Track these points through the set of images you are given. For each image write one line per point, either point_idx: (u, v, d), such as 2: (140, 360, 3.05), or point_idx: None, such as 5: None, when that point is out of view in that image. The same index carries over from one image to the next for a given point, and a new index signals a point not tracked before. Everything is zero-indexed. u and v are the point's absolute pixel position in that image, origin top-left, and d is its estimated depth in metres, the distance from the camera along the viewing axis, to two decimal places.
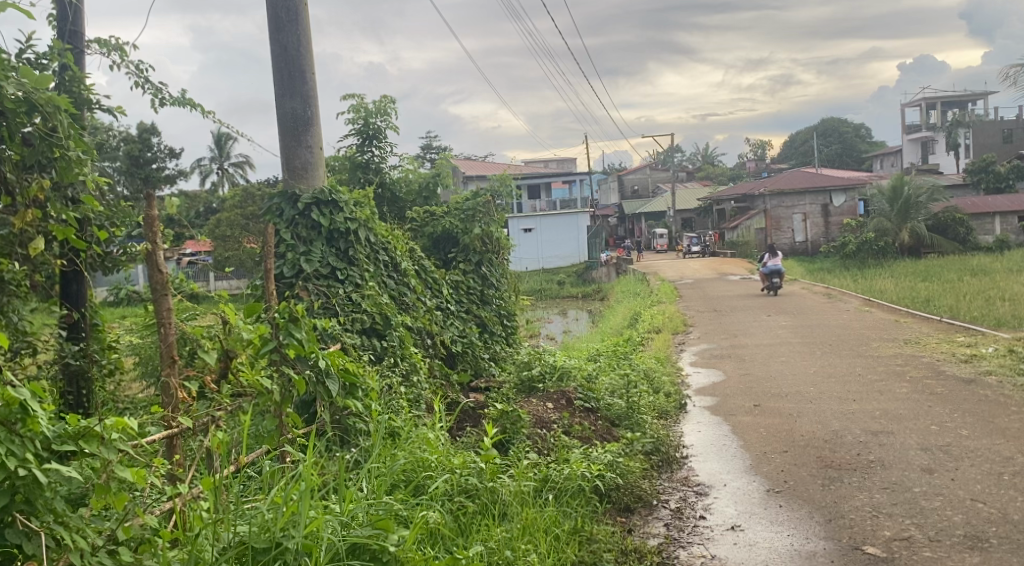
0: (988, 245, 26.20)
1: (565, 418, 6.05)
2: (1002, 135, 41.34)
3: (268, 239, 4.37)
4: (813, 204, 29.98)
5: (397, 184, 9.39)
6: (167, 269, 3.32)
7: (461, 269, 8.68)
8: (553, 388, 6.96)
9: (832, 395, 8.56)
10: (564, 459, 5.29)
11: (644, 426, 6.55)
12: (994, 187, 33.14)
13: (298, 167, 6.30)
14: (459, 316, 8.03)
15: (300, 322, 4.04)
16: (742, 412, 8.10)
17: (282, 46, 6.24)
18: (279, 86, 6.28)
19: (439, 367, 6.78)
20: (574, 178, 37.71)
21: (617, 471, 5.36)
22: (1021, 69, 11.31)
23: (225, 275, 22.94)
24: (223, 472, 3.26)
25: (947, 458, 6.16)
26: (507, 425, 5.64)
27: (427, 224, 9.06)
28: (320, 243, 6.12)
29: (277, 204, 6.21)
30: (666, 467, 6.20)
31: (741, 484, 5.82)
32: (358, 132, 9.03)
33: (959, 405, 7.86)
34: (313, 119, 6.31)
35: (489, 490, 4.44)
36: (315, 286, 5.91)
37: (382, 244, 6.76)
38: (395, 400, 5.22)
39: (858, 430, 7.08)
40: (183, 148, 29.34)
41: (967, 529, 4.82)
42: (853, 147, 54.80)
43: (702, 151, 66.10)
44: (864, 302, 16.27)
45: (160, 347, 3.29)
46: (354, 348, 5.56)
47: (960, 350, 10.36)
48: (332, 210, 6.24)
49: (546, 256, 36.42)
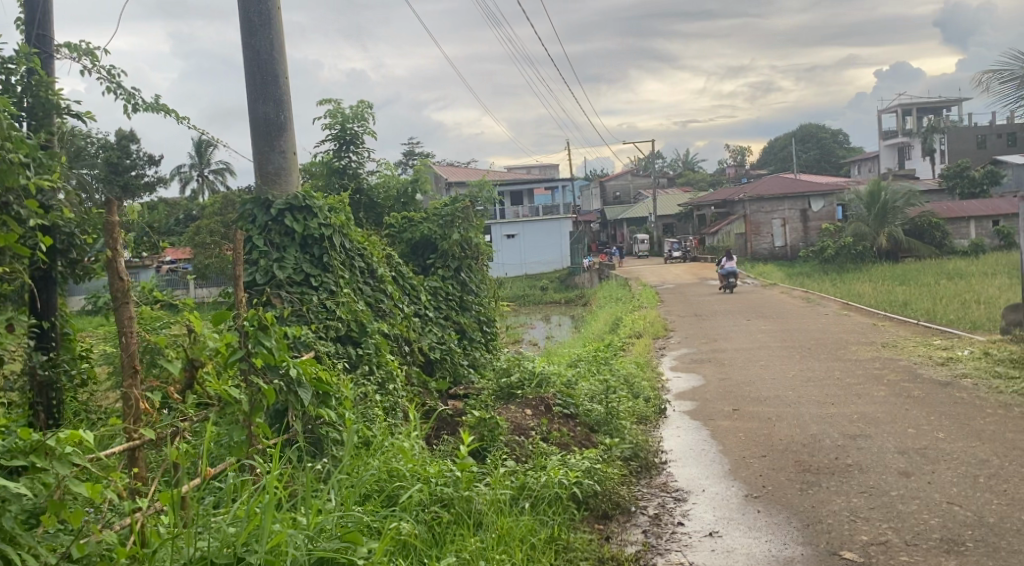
0: (964, 248, 26.49)
1: (543, 424, 6.01)
2: (976, 141, 41.93)
3: (239, 246, 4.29)
4: (791, 210, 30.22)
5: (375, 190, 9.34)
6: (129, 276, 3.25)
7: (440, 275, 8.63)
8: (532, 394, 6.88)
9: (810, 398, 8.58)
10: (541, 467, 5.24)
11: (624, 432, 6.53)
12: (969, 192, 33.55)
13: (272, 173, 6.22)
14: (437, 323, 7.96)
15: (270, 329, 3.98)
16: (721, 416, 8.09)
17: (254, 50, 6.18)
18: (252, 90, 6.21)
19: (416, 375, 6.72)
20: (556, 184, 37.71)
21: (595, 477, 5.30)
22: (993, 76, 11.40)
23: (205, 283, 22.78)
24: (185, 486, 3.19)
25: (924, 461, 6.17)
26: (484, 432, 5.58)
27: (406, 229, 9.01)
28: (293, 249, 6.05)
29: (250, 210, 6.14)
30: (645, 473, 6.18)
31: (720, 489, 5.80)
32: (335, 137, 8.98)
33: (936, 408, 7.89)
34: (286, 124, 6.24)
35: (465, 499, 4.39)
36: (287, 293, 5.85)
37: (357, 250, 6.69)
38: (369, 410, 5.17)
39: (836, 434, 7.09)
40: (162, 155, 29.18)
41: (943, 532, 4.82)
42: (831, 153, 55.28)
43: (683, 157, 66.43)
44: (843, 306, 16.37)
45: (121, 356, 3.21)
46: (328, 356, 5.50)
47: (937, 353, 10.42)
48: (306, 216, 6.16)
49: (528, 262, 36.49)
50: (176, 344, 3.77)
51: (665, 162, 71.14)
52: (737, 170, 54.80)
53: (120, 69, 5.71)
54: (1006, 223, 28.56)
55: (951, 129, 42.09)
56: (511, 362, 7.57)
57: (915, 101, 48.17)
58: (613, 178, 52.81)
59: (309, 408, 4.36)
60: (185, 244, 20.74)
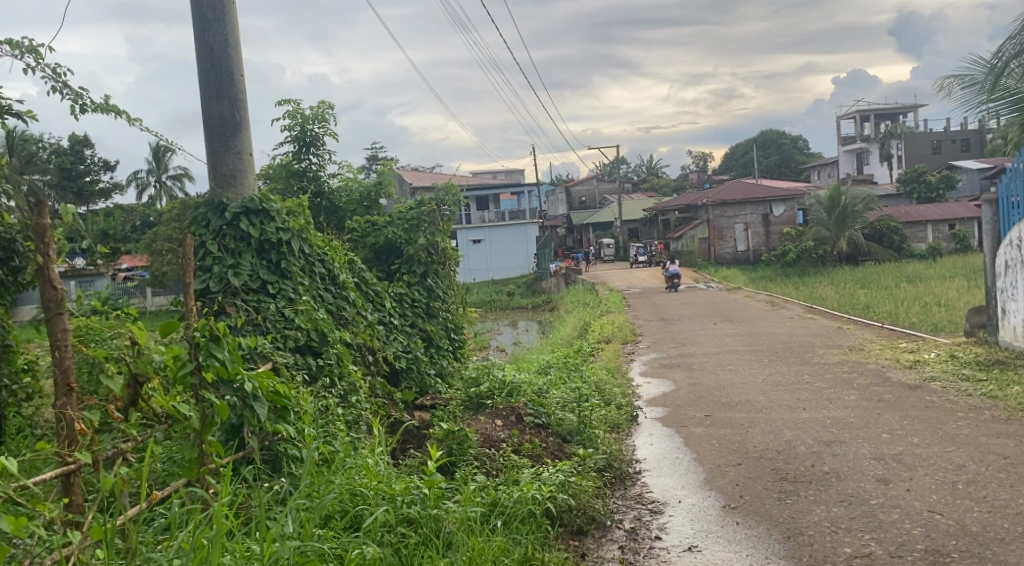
0: (922, 252, 26.84)
1: (515, 436, 5.80)
2: (931, 147, 42.66)
3: (188, 249, 4.04)
4: (753, 214, 30.38)
5: (337, 193, 9.06)
6: (62, 284, 2.99)
7: (405, 281, 8.37)
8: (501, 404, 6.65)
9: (781, 403, 8.46)
10: (512, 482, 5.03)
11: (597, 442, 6.35)
12: (926, 197, 34.05)
13: (227, 175, 5.94)
14: (403, 331, 7.70)
15: (223, 340, 3.74)
16: (694, 423, 7.94)
17: (207, 46, 5.90)
18: (205, 87, 5.93)
19: (381, 386, 6.46)
20: (522, 188, 37.49)
21: (570, 491, 5.10)
22: (954, 81, 11.43)
23: (164, 290, 22.25)
24: (124, 516, 2.98)
25: (901, 467, 6.06)
26: (452, 446, 5.36)
27: (369, 234, 8.76)
28: (249, 255, 5.77)
29: (203, 214, 5.87)
30: (619, 484, 5.99)
31: (696, 500, 5.62)
32: (294, 138, 8.72)
33: (907, 412, 7.81)
34: (242, 124, 5.98)
35: (434, 519, 4.18)
36: (243, 302, 5.59)
37: (318, 255, 6.42)
38: (331, 426, 4.94)
39: (811, 440, 6.95)
40: (118, 160, 28.58)
41: (927, 543, 4.69)
42: (792, 158, 55.88)
43: (646, 163, 66.78)
44: (807, 309, 16.39)
45: (54, 373, 2.96)
46: (286, 367, 5.25)
47: (904, 356, 10.39)
48: (263, 220, 5.90)
49: (494, 267, 36.29)
50: (116, 357, 3.51)
51: (629, 168, 71.41)
52: (700, 176, 55.21)
53: (66, 67, 5.39)
54: (962, 227, 28.99)
55: (907, 135, 42.76)
56: (481, 371, 7.33)
57: (872, 107, 48.86)
58: (578, 183, 52.84)
59: (266, 423, 4.12)
60: (142, 251, 20.25)
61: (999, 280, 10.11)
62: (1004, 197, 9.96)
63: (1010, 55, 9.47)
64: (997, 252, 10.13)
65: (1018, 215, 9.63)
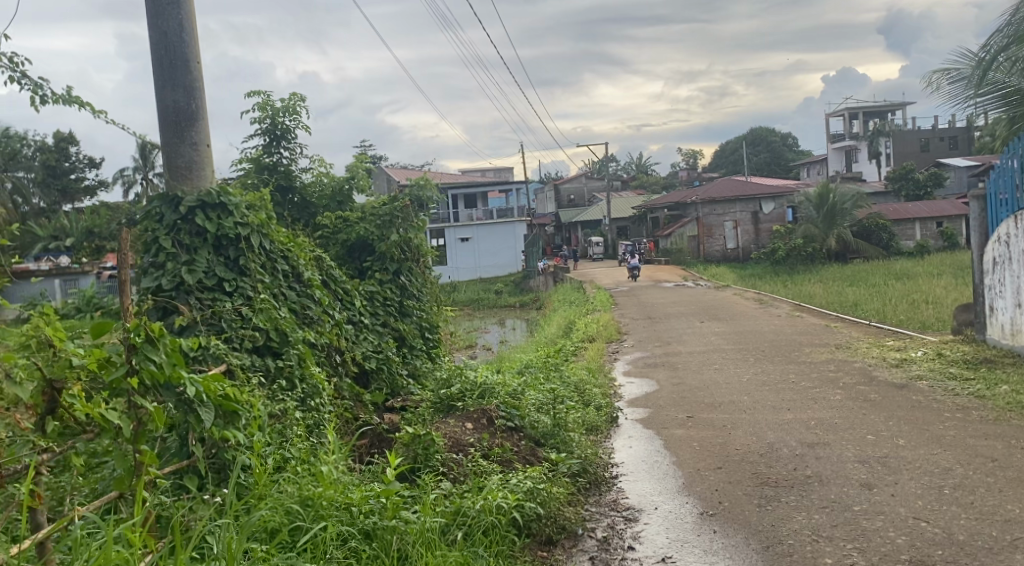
0: (911, 250, 26.68)
1: (484, 440, 5.56)
2: (919, 144, 42.63)
3: (124, 244, 3.85)
4: (742, 212, 30.23)
5: (308, 189, 8.79)
6: None
7: (377, 279, 8.11)
8: (473, 405, 6.39)
9: (766, 404, 8.24)
10: (477, 489, 4.78)
11: (571, 446, 6.11)
12: (914, 194, 33.93)
13: (182, 167, 5.73)
14: (374, 330, 7.43)
15: (159, 341, 3.56)
16: (675, 424, 7.71)
17: (160, 31, 5.67)
18: (159, 76, 5.71)
19: (348, 388, 6.20)
20: (511, 186, 37.24)
21: (539, 498, 4.84)
22: (943, 74, 11.18)
23: None
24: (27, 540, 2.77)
25: (886, 471, 5.84)
26: (417, 452, 5.11)
27: (341, 231, 8.50)
28: (205, 251, 5.52)
29: (157, 209, 5.60)
30: (594, 489, 5.74)
31: (673, 506, 5.39)
32: (264, 131, 8.47)
33: (893, 412, 7.61)
34: (198, 113, 5.76)
35: (391, 530, 3.97)
36: (198, 300, 5.34)
37: (280, 252, 6.19)
38: (288, 432, 4.72)
39: (793, 442, 6.74)
40: (103, 158, 28.26)
41: (912, 553, 4.47)
42: (781, 157, 55.77)
43: (636, 161, 66.65)
44: (795, 307, 16.20)
45: None
46: (242, 370, 5.02)
47: (890, 354, 10.18)
48: (221, 214, 5.67)
49: (483, 265, 36.03)
50: (28, 363, 3.27)
51: (619, 165, 71.26)
52: (689, 174, 55.14)
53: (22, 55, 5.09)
54: (950, 225, 28.86)
55: (895, 132, 42.70)
56: (453, 372, 7.08)
57: (860, 105, 48.78)
58: (567, 181, 52.64)
59: (212, 428, 3.92)
60: None
61: (986, 277, 9.93)
62: (992, 193, 9.77)
63: (998, 49, 9.22)
64: (985, 249, 9.94)
65: (1005, 212, 9.44)
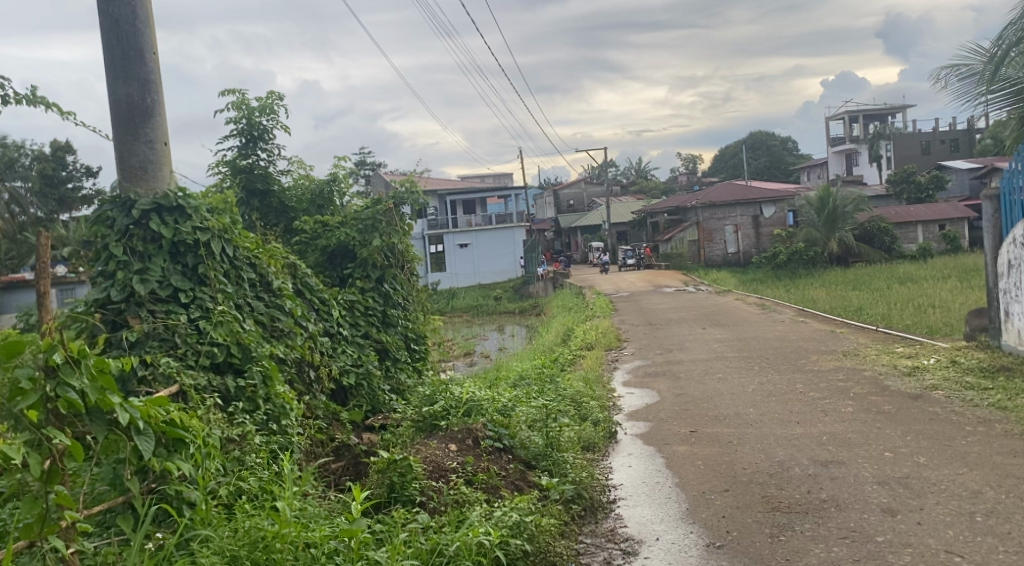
0: (914, 253, 26.17)
1: (467, 465, 5.06)
2: (920, 147, 42.15)
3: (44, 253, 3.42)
4: (743, 216, 29.73)
5: (287, 192, 8.33)
6: None
7: (358, 287, 7.59)
8: (457, 426, 5.86)
9: (774, 417, 7.71)
10: (456, 524, 4.28)
11: (565, 468, 5.61)
12: (916, 198, 33.39)
13: (136, 167, 5.22)
14: (353, 342, 6.93)
15: (80, 363, 3.16)
16: (678, 440, 7.19)
17: (112, 19, 5.20)
18: (110, 67, 5.23)
19: (323, 408, 5.70)
20: (510, 193, 36.77)
21: (526, 533, 4.33)
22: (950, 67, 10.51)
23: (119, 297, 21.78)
24: None
25: (909, 495, 5.32)
26: (392, 481, 4.63)
27: (320, 236, 8.01)
28: (160, 259, 5.05)
29: (108, 213, 5.10)
30: (590, 516, 5.25)
31: (676, 537, 4.88)
32: (240, 132, 8.01)
33: (909, 426, 7.09)
34: (153, 109, 5.29)
35: None
36: (150, 313, 4.87)
37: (247, 259, 5.70)
38: (247, 459, 4.23)
39: (806, 461, 6.22)
40: (101, 165, 27.84)
41: None
42: (781, 161, 55.33)
43: (635, 166, 66.27)
44: (798, 312, 15.68)
45: None
46: (197, 391, 4.55)
47: (902, 362, 9.65)
48: (178, 219, 5.18)
49: (480, 271, 35.44)
50: None
51: (618, 171, 70.83)
52: (690, 179, 54.66)
53: None
54: (953, 228, 28.33)
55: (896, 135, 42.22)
56: (438, 387, 6.56)
57: (860, 109, 48.36)
58: (566, 186, 52.21)
59: (153, 459, 3.49)
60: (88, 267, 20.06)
61: (1001, 281, 9.40)
62: (1006, 192, 9.24)
63: (1011, 43, 8.62)
64: (999, 251, 9.43)
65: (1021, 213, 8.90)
